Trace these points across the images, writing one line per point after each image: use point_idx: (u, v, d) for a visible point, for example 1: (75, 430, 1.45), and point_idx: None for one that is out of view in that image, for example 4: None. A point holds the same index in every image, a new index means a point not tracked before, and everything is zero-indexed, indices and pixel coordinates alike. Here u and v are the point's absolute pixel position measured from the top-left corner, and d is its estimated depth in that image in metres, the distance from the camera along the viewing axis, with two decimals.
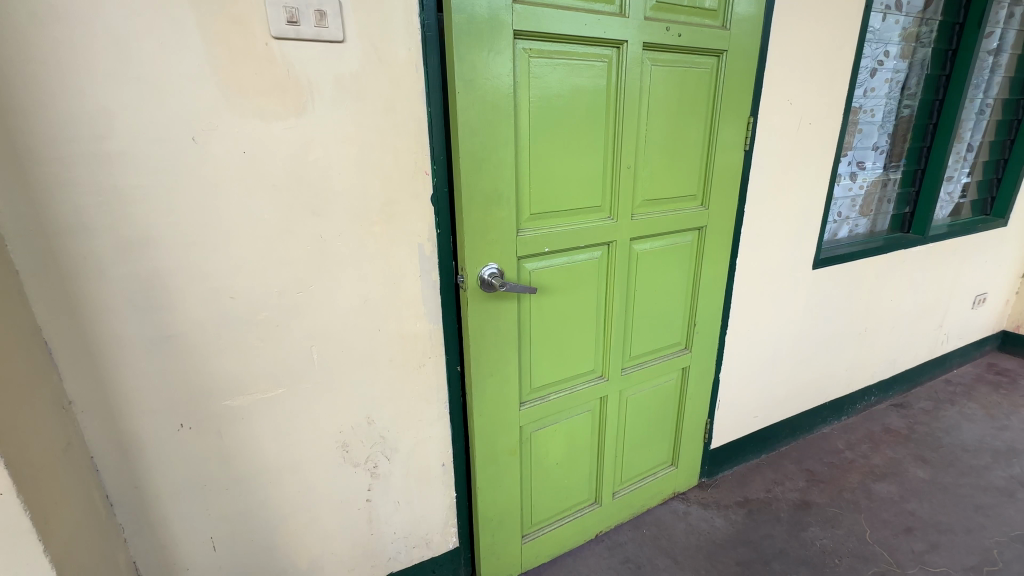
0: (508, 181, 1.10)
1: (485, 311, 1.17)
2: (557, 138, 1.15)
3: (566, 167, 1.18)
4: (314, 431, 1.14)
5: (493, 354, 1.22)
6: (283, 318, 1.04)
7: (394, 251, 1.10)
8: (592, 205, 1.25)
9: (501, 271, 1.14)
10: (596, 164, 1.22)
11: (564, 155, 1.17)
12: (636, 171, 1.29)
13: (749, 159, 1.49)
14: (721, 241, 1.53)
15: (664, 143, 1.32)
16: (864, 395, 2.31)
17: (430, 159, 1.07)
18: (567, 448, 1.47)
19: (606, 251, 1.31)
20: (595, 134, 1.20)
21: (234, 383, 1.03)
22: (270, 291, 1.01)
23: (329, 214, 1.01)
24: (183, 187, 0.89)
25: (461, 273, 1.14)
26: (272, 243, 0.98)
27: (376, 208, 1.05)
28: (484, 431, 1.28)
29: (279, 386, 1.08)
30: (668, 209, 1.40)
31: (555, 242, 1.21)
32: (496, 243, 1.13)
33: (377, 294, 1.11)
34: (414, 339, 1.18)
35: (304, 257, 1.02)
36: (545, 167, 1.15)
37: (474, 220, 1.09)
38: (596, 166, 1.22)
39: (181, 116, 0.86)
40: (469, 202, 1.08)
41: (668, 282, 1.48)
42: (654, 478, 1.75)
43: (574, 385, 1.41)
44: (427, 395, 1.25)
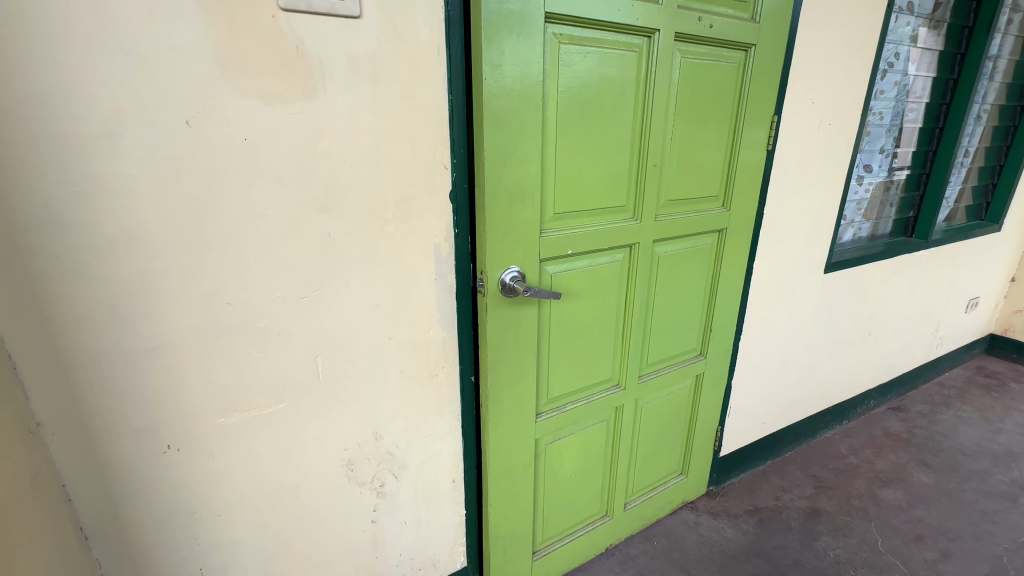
0: (533, 177, 1.02)
1: (505, 317, 1.08)
2: (583, 131, 1.07)
3: (591, 163, 1.10)
4: (317, 449, 1.04)
5: (511, 364, 1.14)
6: (285, 326, 0.93)
7: (408, 252, 1.00)
8: (616, 204, 1.17)
9: (522, 275, 1.06)
10: (622, 160, 1.15)
11: (591, 151, 1.09)
12: (662, 170, 1.22)
13: (771, 159, 1.44)
14: (741, 245, 1.48)
15: (689, 142, 1.25)
16: (864, 399, 2.31)
17: (449, 150, 0.98)
18: (581, 460, 1.40)
19: (627, 254, 1.24)
20: (622, 129, 1.12)
21: (229, 398, 0.92)
22: (272, 295, 0.90)
23: (339, 210, 0.91)
24: (174, 177, 0.78)
25: (480, 276, 1.05)
26: (275, 243, 0.88)
27: (390, 203, 0.95)
28: (499, 445, 1.20)
29: (279, 401, 0.97)
30: (690, 210, 1.34)
31: (578, 244, 1.13)
32: (518, 244, 1.04)
33: (388, 298, 1.01)
34: (427, 348, 1.09)
35: (311, 258, 0.91)
36: (570, 163, 1.07)
37: (497, 220, 1.00)
38: (621, 163, 1.15)
39: (172, 95, 0.75)
40: (490, 200, 0.98)
41: (686, 286, 1.42)
42: (666, 488, 1.69)
43: (590, 395, 1.33)
44: (438, 407, 1.16)
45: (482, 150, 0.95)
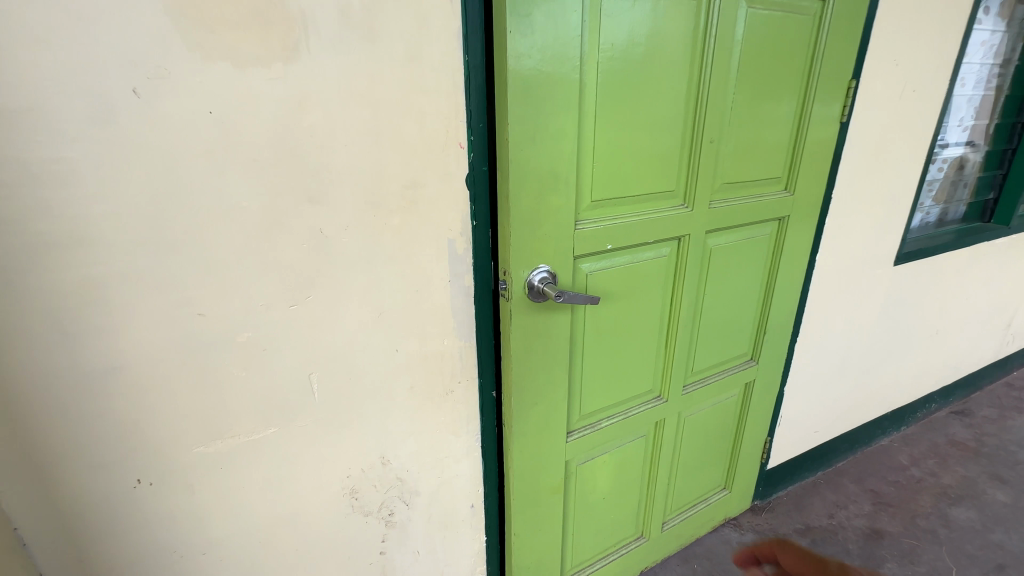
0: (567, 158, 0.84)
1: (532, 326, 0.92)
2: (628, 100, 0.88)
3: (637, 140, 0.91)
4: (315, 477, 0.90)
5: (538, 379, 0.97)
6: (271, 340, 0.78)
7: (417, 249, 0.84)
8: (664, 189, 0.98)
9: (553, 275, 0.89)
10: (673, 135, 0.95)
11: (637, 124, 0.90)
12: (720, 148, 1.02)
13: (844, 133, 1.22)
14: (804, 234, 1.28)
15: (751, 115, 1.05)
16: (926, 403, 2.08)
17: (466, 126, 0.81)
18: (616, 479, 1.23)
19: (675, 248, 1.06)
20: (674, 97, 0.93)
21: (208, 424, 0.78)
22: (254, 304, 0.75)
23: (333, 200, 0.75)
24: (124, 161, 0.62)
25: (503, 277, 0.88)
26: (254, 242, 0.72)
27: (394, 191, 0.79)
28: (524, 468, 1.04)
29: (267, 426, 0.83)
30: (749, 194, 1.13)
31: (619, 237, 0.95)
32: (547, 239, 0.87)
33: (394, 305, 0.85)
34: (441, 361, 0.93)
35: (299, 259, 0.76)
36: (612, 139, 0.88)
37: (523, 211, 0.83)
38: (672, 139, 0.96)
39: (114, 56, 0.59)
40: (515, 187, 0.81)
41: (740, 283, 1.22)
42: (708, 506, 1.52)
43: (627, 410, 1.16)
44: (454, 426, 1.00)
45: (505, 124, 0.77)
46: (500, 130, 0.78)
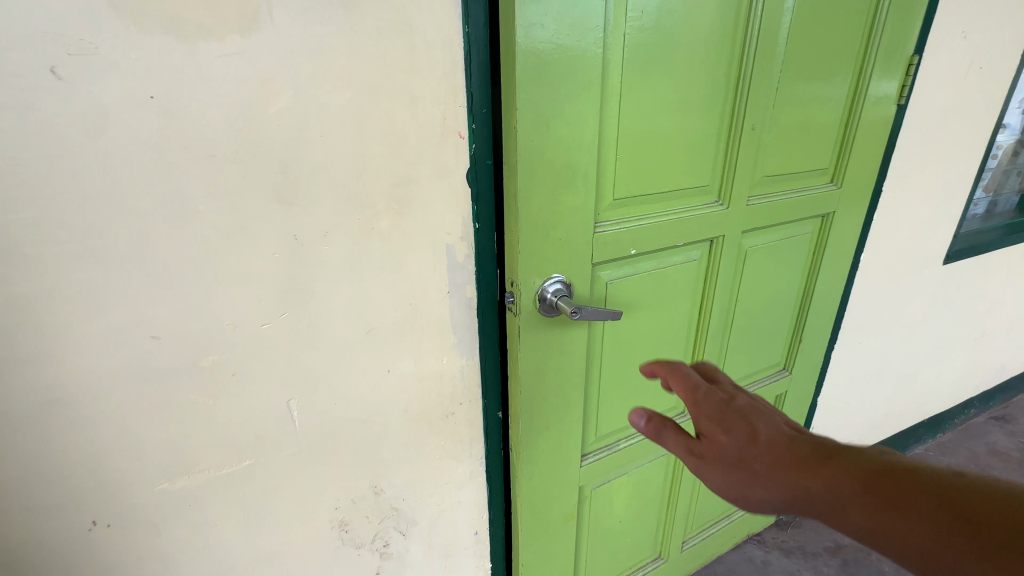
0: (587, 149, 0.71)
1: (543, 343, 0.80)
2: (660, 79, 0.74)
3: (668, 128, 0.78)
4: (300, 510, 0.80)
5: (550, 401, 0.86)
6: (242, 363, 0.67)
7: (410, 256, 0.72)
8: (697, 184, 0.85)
9: (568, 286, 0.77)
10: (710, 121, 0.82)
11: (669, 108, 0.77)
12: (764, 134, 0.88)
13: (900, 118, 1.08)
14: (849, 232, 1.14)
15: (799, 96, 0.91)
16: (965, 408, 1.94)
17: (466, 112, 0.68)
18: (634, 501, 1.13)
19: (706, 250, 0.93)
20: (713, 76, 0.79)
21: (173, 458, 0.68)
22: (218, 323, 0.64)
23: (309, 201, 0.63)
24: (45, 157, 0.51)
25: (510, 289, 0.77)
26: (215, 252, 0.61)
27: (381, 190, 0.67)
28: (533, 495, 0.93)
29: (242, 457, 0.73)
30: (791, 189, 1.00)
31: (644, 240, 0.82)
32: (562, 244, 0.75)
33: (384, 321, 0.74)
34: (439, 381, 0.82)
35: (271, 271, 0.65)
36: (639, 125, 0.75)
37: (534, 212, 0.70)
38: (709, 126, 0.82)
39: (24, 26, 0.47)
40: (526, 184, 0.68)
41: (778, 287, 1.09)
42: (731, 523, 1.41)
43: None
44: (455, 451, 0.90)
45: (512, 109, 0.65)
46: (508, 117, 0.66)
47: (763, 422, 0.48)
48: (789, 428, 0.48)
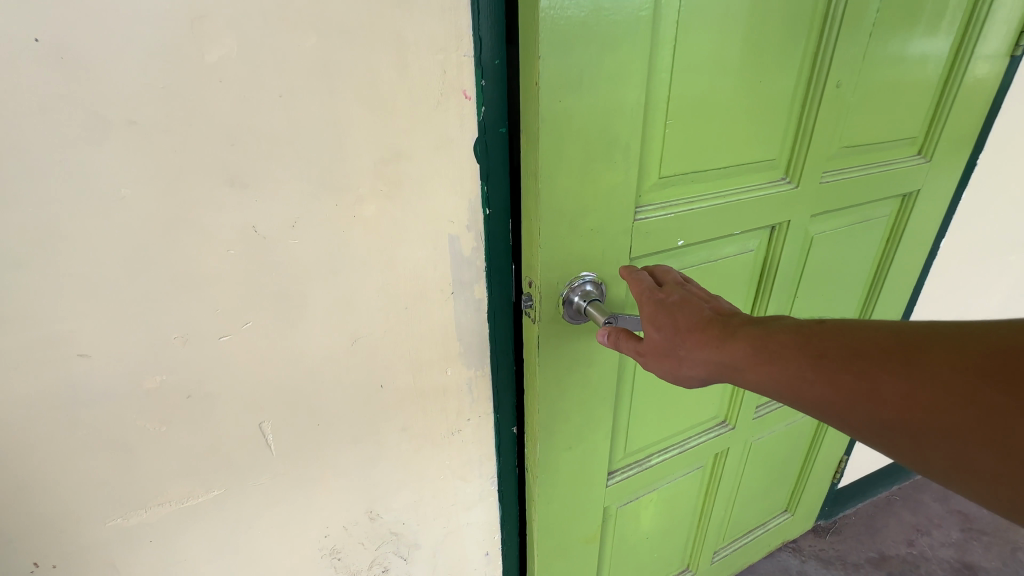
0: (631, 113, 0.55)
1: (566, 353, 0.66)
2: (727, 18, 0.57)
3: (732, 85, 0.61)
4: (284, 541, 0.69)
5: (574, 419, 0.73)
6: (198, 383, 0.55)
7: (403, 250, 0.58)
8: (762, 157, 0.68)
9: (599, 285, 0.62)
10: (784, 75, 0.64)
11: (735, 59, 0.60)
12: (847, 94, 0.71)
13: (1010, 74, 0.88)
14: (931, 215, 0.96)
15: (893, 44, 0.72)
16: None
17: (473, 63, 0.52)
18: (663, 517, 1.00)
19: (766, 239, 0.76)
20: (793, 16, 0.61)
21: (121, 492, 0.57)
22: (164, 336, 0.52)
23: (269, 183, 0.49)
24: None
25: (527, 289, 0.62)
26: (149, 249, 0.48)
27: (364, 167, 0.52)
28: (551, 521, 0.80)
29: (208, 487, 0.61)
30: (871, 162, 0.82)
31: (694, 229, 0.66)
32: (593, 235, 0.59)
33: (374, 328, 0.61)
34: (442, 395, 0.69)
35: (227, 272, 0.51)
36: (697, 82, 0.58)
37: (560, 195, 0.55)
38: (784, 82, 0.65)
39: None
40: (550, 158, 0.53)
41: (843, 280, 0.92)
42: (765, 534, 1.28)
43: (682, 442, 0.92)
44: (462, 470, 0.78)
45: (535, 58, 0.48)
46: (528, 69, 0.50)
47: (687, 311, 0.53)
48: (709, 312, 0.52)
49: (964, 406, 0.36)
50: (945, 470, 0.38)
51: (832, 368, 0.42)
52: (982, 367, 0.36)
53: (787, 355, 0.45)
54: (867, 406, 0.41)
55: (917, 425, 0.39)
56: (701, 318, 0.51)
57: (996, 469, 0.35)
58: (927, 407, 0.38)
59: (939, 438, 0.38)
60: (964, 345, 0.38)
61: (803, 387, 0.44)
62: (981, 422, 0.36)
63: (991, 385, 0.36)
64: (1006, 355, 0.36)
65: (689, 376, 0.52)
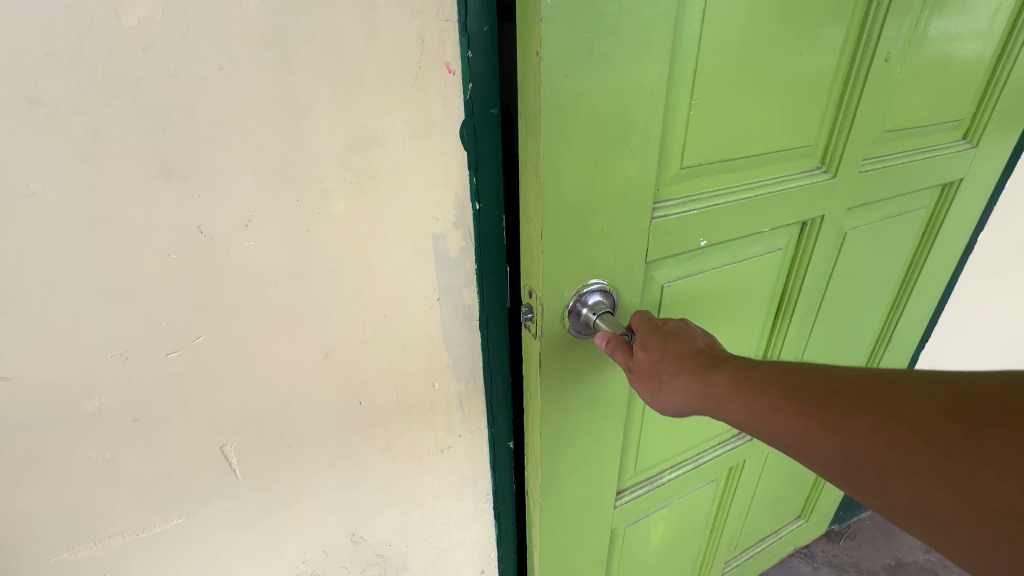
0: (650, 93, 0.46)
1: (571, 371, 0.59)
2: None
3: (768, 59, 0.52)
4: (258, 567, 0.63)
5: (580, 440, 0.65)
6: (145, 406, 0.48)
7: (379, 252, 0.50)
8: (797, 143, 0.60)
9: (609, 293, 0.54)
10: (827, 47, 0.55)
11: (773, 27, 0.51)
12: (894, 69, 0.62)
13: None
14: (972, 206, 0.87)
15: (950, 12, 0.63)
16: None
17: (457, 29, 0.43)
18: (675, 534, 0.94)
19: (795, 237, 0.68)
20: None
21: (64, 526, 0.51)
22: (100, 354, 0.44)
23: (214, 177, 0.41)
24: None
25: (527, 301, 0.54)
26: (72, 255, 0.40)
27: (329, 158, 0.44)
28: (555, 548, 0.73)
29: (165, 518, 0.55)
30: (913, 149, 0.73)
31: (719, 226, 0.58)
32: (604, 236, 0.51)
33: (348, 340, 0.53)
34: (430, 410, 0.62)
35: (171, 280, 0.44)
36: (729, 53, 0.49)
37: (566, 190, 0.47)
38: (827, 56, 0.56)
39: None
40: (554, 145, 0.44)
41: (874, 279, 0.84)
42: (778, 542, 1.22)
43: (696, 457, 0.85)
44: (455, 489, 0.71)
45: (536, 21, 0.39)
46: (527, 37, 0.41)
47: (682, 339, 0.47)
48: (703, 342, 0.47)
49: (926, 449, 0.32)
50: (909, 517, 0.33)
51: (800, 398, 0.38)
52: (953, 404, 0.32)
53: (761, 383, 0.40)
54: (830, 440, 0.35)
55: (879, 464, 0.33)
56: (695, 347, 0.45)
57: (959, 515, 0.30)
58: (891, 443, 0.33)
59: (901, 483, 0.33)
60: (934, 390, 0.33)
61: (769, 417, 0.39)
62: (943, 468, 0.31)
63: (958, 429, 0.31)
64: (983, 404, 0.31)
65: (669, 405, 0.46)
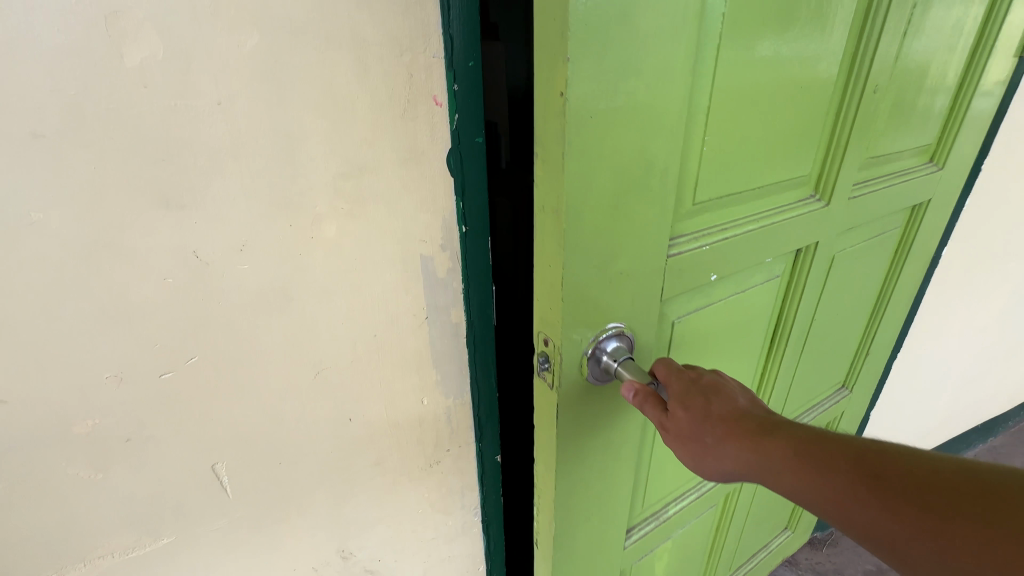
0: (669, 138, 0.46)
1: (590, 421, 0.55)
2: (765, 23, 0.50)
3: (768, 101, 0.54)
4: None
5: (594, 488, 0.60)
6: (138, 427, 0.49)
7: (369, 274, 0.52)
8: (790, 175, 0.62)
9: (625, 339, 0.53)
10: (819, 89, 0.59)
11: (771, 68, 0.53)
12: (876, 103, 0.66)
13: (1016, 78, 0.85)
14: (938, 225, 0.93)
15: (919, 54, 0.68)
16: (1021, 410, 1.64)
17: (444, 65, 0.46)
18: (675, 566, 0.92)
19: (790, 263, 0.71)
20: (829, 22, 0.55)
21: (55, 548, 0.51)
22: (95, 377, 0.46)
23: (211, 205, 0.43)
24: None
25: (543, 350, 0.51)
26: (71, 281, 0.42)
27: (321, 186, 0.46)
28: None
29: (156, 538, 0.55)
30: (887, 176, 0.78)
31: (726, 259, 0.60)
32: (624, 279, 0.50)
33: (339, 359, 0.55)
34: (419, 426, 0.64)
35: (167, 304, 0.45)
36: (733, 93, 0.51)
37: (590, 236, 0.45)
38: (818, 97, 0.59)
39: None
40: (578, 193, 0.43)
41: (858, 297, 0.88)
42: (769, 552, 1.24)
43: (697, 486, 0.86)
44: (444, 504, 0.72)
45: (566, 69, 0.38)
46: (547, 82, 0.39)
47: (723, 398, 0.47)
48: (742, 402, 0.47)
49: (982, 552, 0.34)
50: None
51: (855, 485, 0.39)
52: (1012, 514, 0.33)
53: (815, 462, 0.41)
54: (885, 531, 0.37)
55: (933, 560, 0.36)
56: (741, 411, 0.46)
57: None
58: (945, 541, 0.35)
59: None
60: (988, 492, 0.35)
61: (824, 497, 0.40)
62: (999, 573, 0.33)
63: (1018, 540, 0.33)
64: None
65: (712, 467, 0.46)
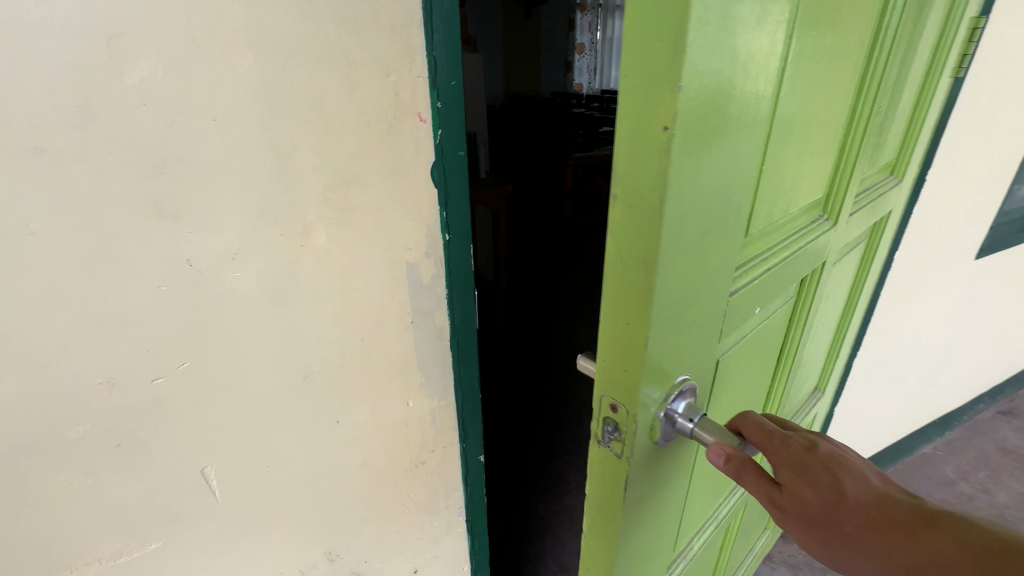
0: (746, 167, 0.37)
1: (651, 485, 0.42)
2: (827, 27, 0.44)
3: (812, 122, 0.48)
4: None
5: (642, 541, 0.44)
6: (129, 432, 0.50)
7: (356, 280, 0.54)
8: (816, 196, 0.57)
9: (694, 391, 0.41)
10: (842, 111, 0.54)
11: (826, 80, 0.47)
12: (876, 123, 0.64)
13: (954, 97, 0.93)
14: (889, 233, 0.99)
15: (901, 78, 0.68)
16: (975, 404, 1.72)
17: (428, 83, 0.49)
18: None
19: (804, 288, 0.66)
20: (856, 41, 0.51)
21: (41, 556, 0.51)
22: (87, 383, 0.47)
23: (205, 215, 0.45)
24: None
25: (607, 417, 0.38)
26: (67, 290, 0.43)
27: (311, 197, 0.49)
28: None
29: (144, 543, 0.56)
30: (862, 188, 0.79)
31: (766, 294, 0.52)
32: (697, 337, 0.39)
33: (326, 363, 0.57)
34: (405, 427, 0.66)
35: (161, 311, 0.47)
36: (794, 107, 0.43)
37: (674, 293, 0.35)
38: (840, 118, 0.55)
39: None
40: (671, 242, 0.32)
41: (833, 309, 0.90)
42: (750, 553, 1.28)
43: (717, 512, 0.66)
44: (429, 504, 0.74)
45: (680, 73, 0.27)
46: (640, 115, 0.29)
47: (853, 475, 0.36)
48: (879, 481, 0.36)
49: None
50: None
51: None
52: None
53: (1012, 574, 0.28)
54: None
55: None
56: (882, 496, 0.34)
57: None
58: None
59: None
60: None
61: None
62: None
63: None
64: None
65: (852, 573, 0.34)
